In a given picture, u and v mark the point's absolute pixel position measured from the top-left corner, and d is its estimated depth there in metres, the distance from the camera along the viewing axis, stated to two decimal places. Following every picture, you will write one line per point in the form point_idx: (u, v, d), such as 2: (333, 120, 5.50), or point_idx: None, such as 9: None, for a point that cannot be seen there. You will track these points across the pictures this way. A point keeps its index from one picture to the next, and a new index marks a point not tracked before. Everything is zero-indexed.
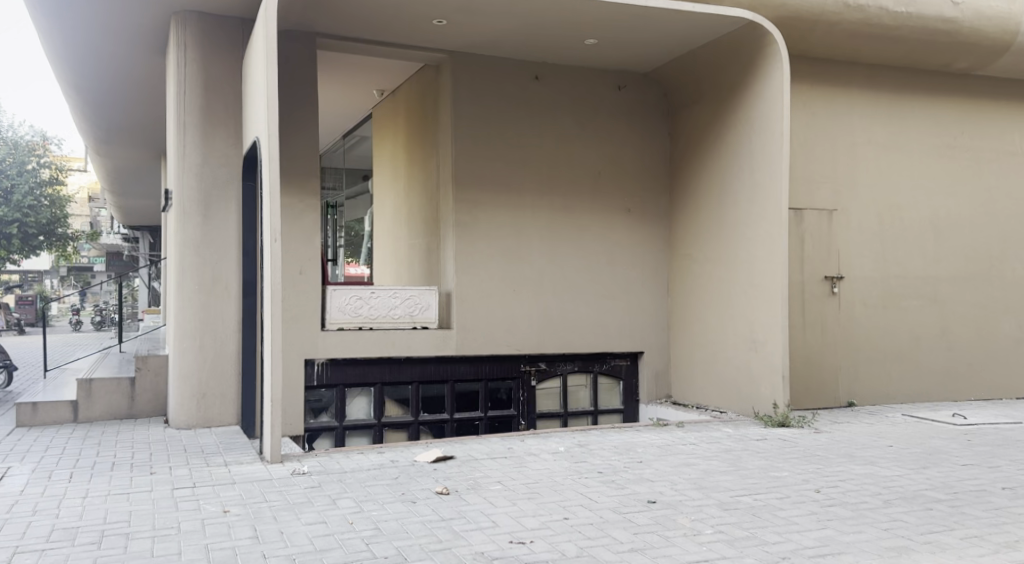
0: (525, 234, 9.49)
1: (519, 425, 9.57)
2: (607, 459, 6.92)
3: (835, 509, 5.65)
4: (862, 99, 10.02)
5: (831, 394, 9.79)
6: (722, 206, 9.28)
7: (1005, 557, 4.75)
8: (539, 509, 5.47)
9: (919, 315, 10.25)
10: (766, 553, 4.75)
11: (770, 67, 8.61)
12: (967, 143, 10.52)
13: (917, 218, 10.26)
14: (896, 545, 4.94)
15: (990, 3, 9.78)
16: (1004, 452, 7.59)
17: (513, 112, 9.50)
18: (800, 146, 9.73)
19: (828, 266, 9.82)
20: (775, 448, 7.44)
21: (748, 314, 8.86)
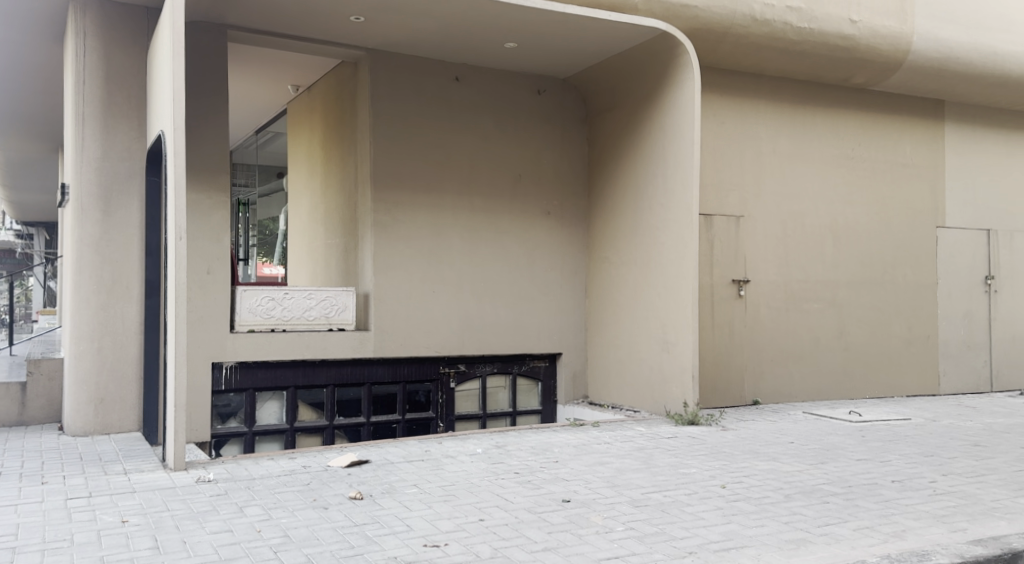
0: (445, 235, 9.42)
1: (438, 427, 9.47)
2: (524, 460, 6.92)
3: (740, 503, 5.81)
4: (767, 109, 10.38)
5: (737, 392, 10.08)
6: (637, 209, 9.43)
7: (894, 546, 4.99)
8: (455, 511, 5.42)
9: (819, 317, 10.67)
10: (673, 548, 4.84)
11: (684, 75, 8.80)
12: (863, 154, 11.03)
13: (817, 225, 10.69)
14: (795, 537, 5.11)
15: (884, 22, 10.26)
16: (894, 446, 7.99)
17: (433, 112, 9.41)
18: (710, 153, 10.00)
19: (736, 269, 10.12)
20: (684, 445, 7.63)
21: (662, 316, 9.02)
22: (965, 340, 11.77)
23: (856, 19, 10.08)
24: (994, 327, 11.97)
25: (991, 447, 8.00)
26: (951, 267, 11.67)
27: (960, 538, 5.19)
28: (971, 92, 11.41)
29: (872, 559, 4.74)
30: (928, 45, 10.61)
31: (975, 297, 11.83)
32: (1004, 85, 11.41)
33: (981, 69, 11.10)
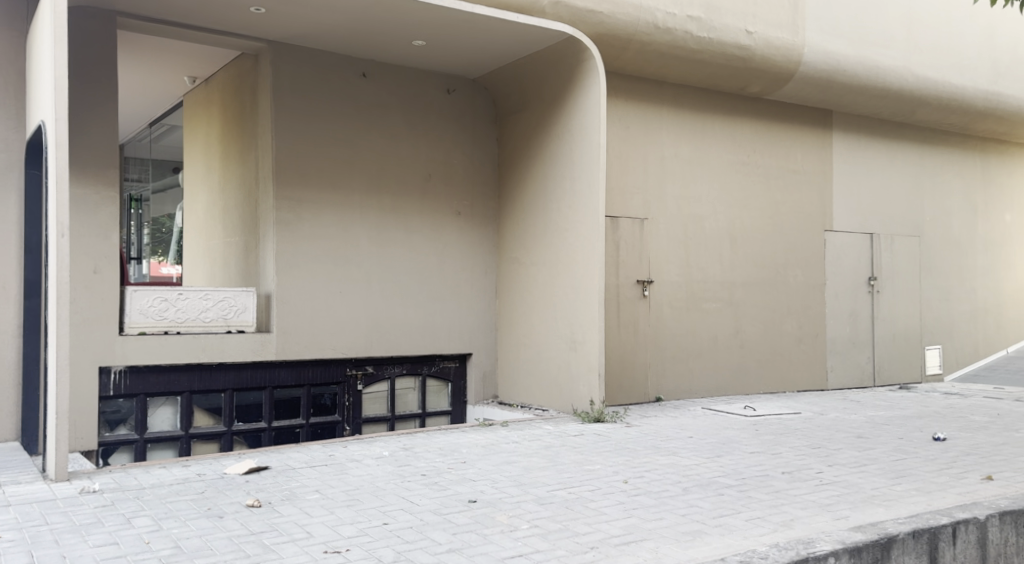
0: (352, 234, 9.23)
1: (344, 431, 9.27)
2: (431, 461, 6.83)
3: (641, 497, 5.89)
4: (669, 114, 10.58)
5: (641, 390, 10.24)
6: (545, 210, 9.45)
7: (783, 535, 5.14)
8: (358, 516, 5.29)
9: (718, 316, 10.95)
10: (575, 544, 4.86)
11: (590, 77, 8.88)
12: (760, 161, 11.39)
13: (716, 227, 10.97)
14: (691, 529, 5.20)
15: (778, 35, 10.62)
16: (785, 438, 8.27)
17: (338, 109, 9.20)
18: (616, 156, 10.12)
19: (640, 270, 10.28)
20: (589, 442, 7.68)
21: (569, 315, 9.08)
22: (851, 337, 12.30)
23: (752, 31, 10.39)
24: (877, 325, 12.55)
25: (874, 438, 8.38)
26: (838, 268, 12.18)
27: (844, 525, 5.40)
28: (858, 104, 11.93)
29: (762, 548, 4.87)
30: (819, 57, 11.04)
31: (860, 296, 12.37)
32: (887, 97, 11.98)
33: (867, 82, 11.62)
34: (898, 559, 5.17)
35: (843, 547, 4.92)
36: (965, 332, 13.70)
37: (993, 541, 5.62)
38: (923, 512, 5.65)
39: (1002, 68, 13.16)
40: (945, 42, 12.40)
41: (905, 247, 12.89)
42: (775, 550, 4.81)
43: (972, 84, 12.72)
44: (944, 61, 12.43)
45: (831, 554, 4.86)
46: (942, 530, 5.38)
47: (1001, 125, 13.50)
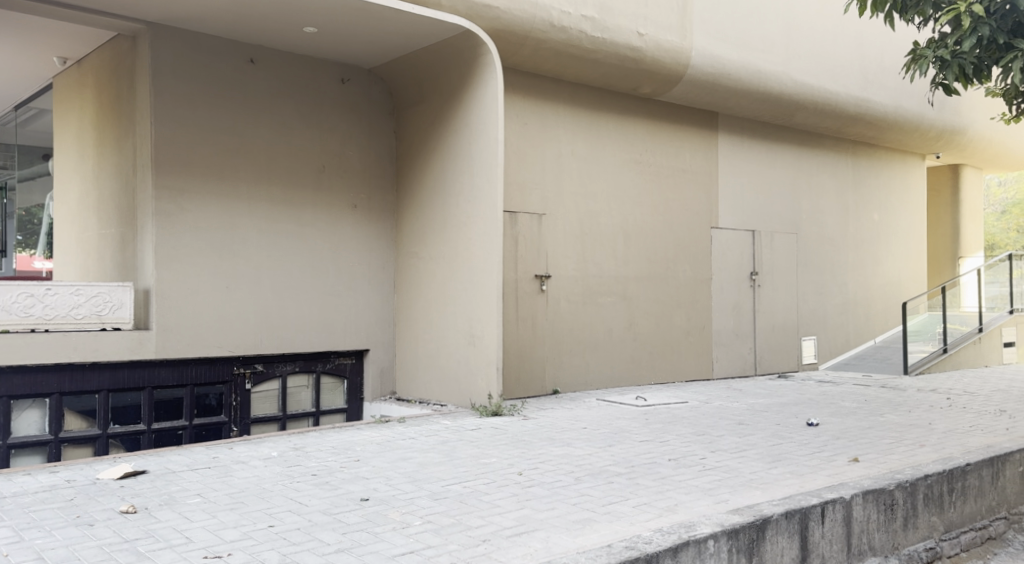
0: (241, 226, 8.95)
1: (231, 432, 9.00)
2: (323, 460, 6.69)
3: (534, 489, 5.93)
4: (564, 111, 10.69)
5: (538, 383, 10.32)
6: (443, 204, 9.40)
7: (667, 520, 5.30)
8: (242, 519, 5.13)
9: (612, 310, 11.15)
10: (467, 538, 4.86)
11: (487, 72, 8.89)
12: (651, 159, 11.65)
13: (611, 223, 11.16)
14: (581, 517, 5.29)
15: (668, 37, 10.88)
16: (673, 427, 8.50)
17: (225, 96, 8.88)
18: (513, 151, 10.15)
19: (538, 264, 10.36)
20: (485, 436, 7.67)
21: (467, 310, 9.07)
22: (736, 329, 12.76)
23: (643, 32, 10.61)
24: (759, 317, 13.08)
25: (754, 425, 8.71)
26: (723, 262, 12.60)
27: (723, 508, 5.60)
28: (743, 106, 12.36)
29: (646, 533, 5.01)
30: (706, 60, 11.37)
31: (743, 290, 12.85)
32: (770, 101, 12.46)
33: (750, 85, 12.05)
34: (773, 538, 5.39)
35: (722, 529, 5.10)
36: (838, 323, 14.43)
37: (860, 519, 5.93)
38: (796, 494, 5.91)
39: (872, 75, 13.91)
40: (821, 49, 13.00)
41: (784, 243, 13.47)
42: (659, 535, 4.94)
43: (845, 90, 13.39)
44: (821, 68, 13.03)
45: (710, 537, 5.03)
46: (812, 510, 5.64)
47: (870, 129, 14.26)
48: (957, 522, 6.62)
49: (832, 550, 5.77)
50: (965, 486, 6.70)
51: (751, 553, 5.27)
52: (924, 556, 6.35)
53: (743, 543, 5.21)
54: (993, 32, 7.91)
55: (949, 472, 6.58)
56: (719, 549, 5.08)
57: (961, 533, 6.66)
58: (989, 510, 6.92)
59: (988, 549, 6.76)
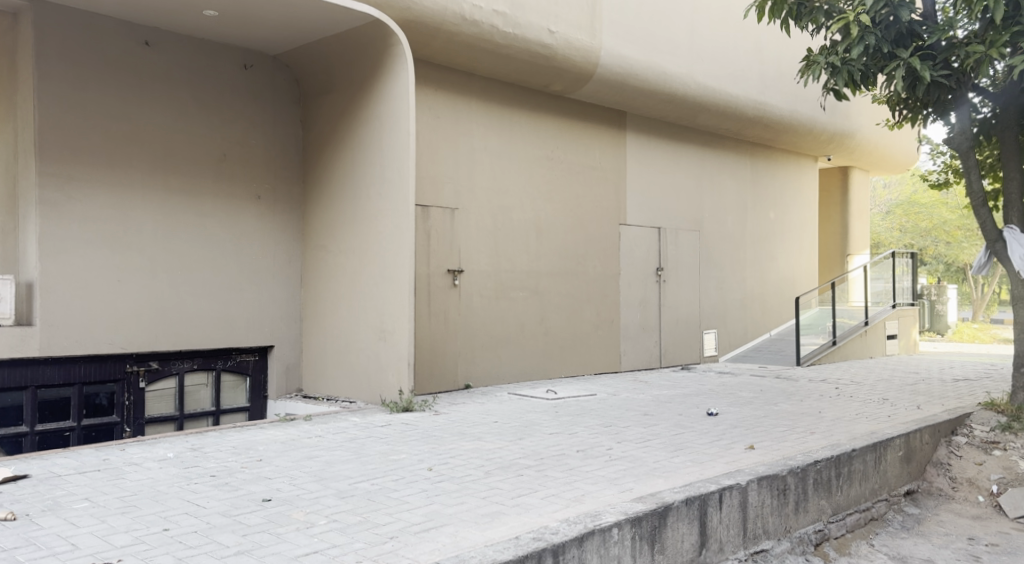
0: (134, 216, 8.67)
1: (124, 433, 8.74)
2: (223, 461, 6.56)
3: (445, 484, 5.96)
4: (476, 106, 10.74)
5: (449, 377, 10.35)
6: (352, 197, 9.33)
7: (574, 510, 5.44)
8: (134, 523, 5.01)
9: (523, 305, 11.27)
10: (374, 535, 4.88)
11: (398, 62, 8.88)
12: (561, 156, 11.81)
13: (522, 218, 11.26)
14: (491, 511, 5.37)
15: (578, 36, 11.05)
16: (582, 419, 8.66)
17: (117, 78, 8.58)
18: (424, 145, 10.15)
19: (450, 260, 10.38)
20: (395, 432, 7.65)
21: (376, 304, 9.03)
22: (642, 324, 13.07)
23: (554, 30, 10.76)
24: (664, 312, 13.43)
25: (658, 416, 8.97)
26: (630, 259, 12.88)
27: (628, 497, 5.77)
28: (650, 106, 12.66)
29: (554, 524, 5.13)
30: (614, 60, 11.61)
31: (650, 285, 13.18)
32: (675, 101, 12.80)
33: (657, 86, 12.36)
34: (673, 525, 5.59)
35: (626, 517, 5.27)
36: (737, 317, 14.94)
37: (755, 504, 6.20)
38: (696, 481, 6.14)
39: (770, 80, 14.47)
40: (723, 53, 13.45)
41: (688, 240, 13.87)
42: (565, 525, 5.07)
43: (745, 93, 13.88)
44: (723, 71, 13.47)
45: (615, 525, 5.19)
46: (710, 496, 5.87)
47: (768, 132, 14.81)
48: (843, 505, 6.99)
49: (729, 535, 6.02)
50: (851, 470, 7.08)
51: (652, 540, 5.45)
52: (814, 538, 6.71)
53: (645, 530, 5.39)
54: (878, 41, 8.30)
55: (837, 457, 6.94)
56: (623, 536, 5.24)
57: (847, 515, 7.03)
58: (873, 492, 7.32)
59: (871, 529, 7.19)
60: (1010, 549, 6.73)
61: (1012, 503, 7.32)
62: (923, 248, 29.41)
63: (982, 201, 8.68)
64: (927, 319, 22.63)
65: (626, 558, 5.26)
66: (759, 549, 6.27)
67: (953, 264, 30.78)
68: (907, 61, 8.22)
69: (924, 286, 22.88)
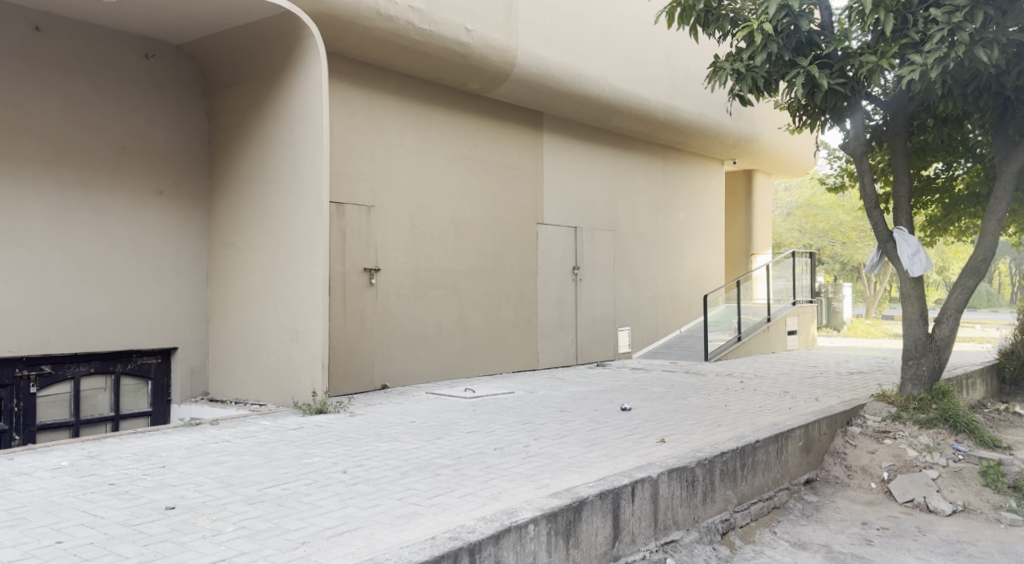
0: (26, 211, 8.35)
1: (13, 441, 8.43)
2: (122, 468, 6.42)
3: (360, 486, 5.98)
4: (393, 103, 10.76)
5: (366, 378, 10.31)
6: (262, 192, 9.24)
7: (490, 508, 5.56)
8: (24, 537, 4.90)
9: (442, 304, 11.33)
10: (284, 541, 4.89)
11: (309, 57, 8.86)
12: (478, 154, 11.92)
13: (440, 217, 11.32)
14: (407, 512, 5.43)
15: (494, 35, 11.16)
16: (499, 417, 8.78)
17: (7, 65, 8.24)
18: (339, 142, 10.10)
19: (366, 258, 10.36)
20: (308, 435, 7.59)
21: (288, 304, 8.96)
22: (559, 322, 13.30)
23: (470, 28, 10.83)
24: (580, 310, 13.69)
25: (574, 412, 9.16)
26: (548, 257, 13.08)
27: (544, 493, 5.92)
28: (566, 107, 12.89)
29: (470, 522, 5.24)
30: (531, 60, 11.76)
31: (566, 283, 13.42)
32: (591, 103, 13.06)
33: (572, 87, 12.57)
34: (588, 519, 5.76)
35: (541, 513, 5.42)
36: (650, 315, 15.34)
37: (665, 496, 6.43)
38: (609, 475, 6.33)
39: (680, 84, 14.89)
40: (634, 57, 13.77)
41: (602, 240, 14.16)
42: (482, 523, 5.18)
43: (656, 97, 14.25)
44: (635, 75, 13.80)
45: (530, 521, 5.33)
46: (623, 490, 6.07)
47: (678, 135, 15.23)
48: (748, 494, 7.31)
49: (640, 527, 6.22)
50: (755, 460, 7.41)
51: (567, 534, 5.61)
52: (720, 527, 6.98)
53: (560, 525, 5.54)
54: (780, 50, 8.64)
55: (742, 448, 7.26)
56: (539, 532, 5.39)
57: (752, 504, 7.34)
58: (775, 481, 7.67)
59: (773, 517, 7.52)
60: (899, 532, 7.16)
61: (901, 488, 7.85)
62: (821, 248, 30.51)
63: (874, 204, 9.16)
64: (823, 315, 23.99)
65: (541, 553, 5.40)
66: (669, 539, 6.49)
67: (848, 263, 32.12)
68: (806, 69, 8.61)
69: (821, 285, 24.36)
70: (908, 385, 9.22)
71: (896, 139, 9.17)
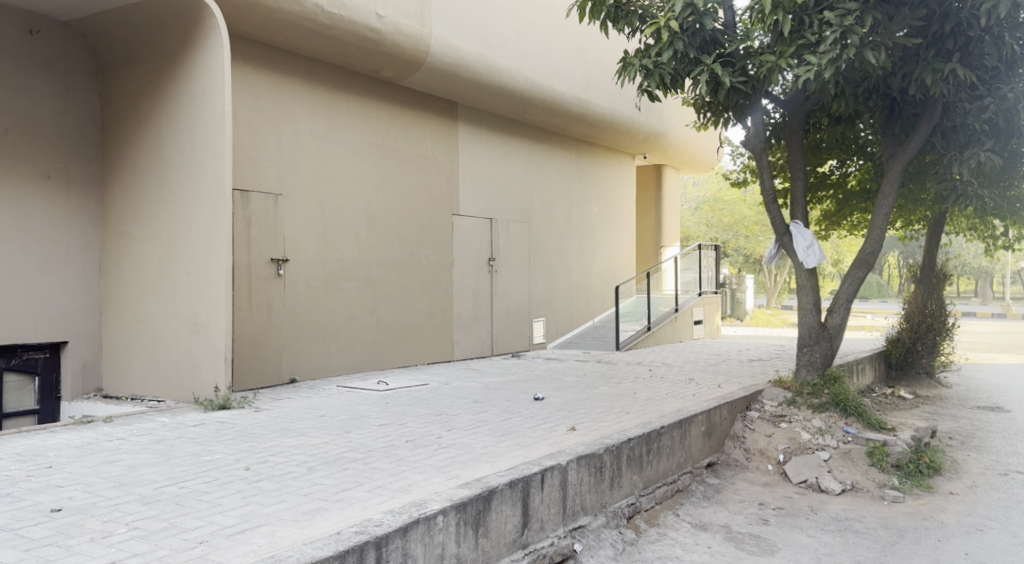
0: None
1: None
2: (5, 470, 6.18)
3: (263, 482, 5.93)
4: (301, 89, 10.60)
5: (274, 371, 10.16)
6: (161, 179, 8.99)
7: (399, 501, 5.59)
8: None
9: (354, 295, 11.25)
10: (181, 541, 4.82)
11: (210, 38, 8.68)
12: (392, 144, 11.85)
13: (353, 207, 11.23)
14: (311, 507, 5.42)
15: (407, 22, 11.09)
16: (411, 410, 8.80)
17: None
18: (244, 128, 9.90)
19: (274, 249, 10.19)
20: (209, 431, 7.46)
21: (190, 295, 8.76)
22: (473, 313, 13.34)
23: (382, 14, 10.74)
24: (495, 301, 13.78)
25: (488, 403, 9.25)
26: (463, 249, 13.12)
27: (453, 484, 5.98)
28: (480, 98, 12.93)
29: (378, 516, 5.26)
30: (444, 49, 11.74)
31: (481, 275, 13.48)
32: (505, 94, 13.13)
33: (486, 78, 12.62)
34: (497, 508, 5.84)
35: (451, 504, 5.47)
36: (563, 307, 15.55)
37: (573, 484, 6.57)
38: (519, 464, 6.43)
39: (592, 78, 15.10)
40: (548, 49, 13.90)
41: (517, 231, 14.28)
42: (389, 516, 5.21)
43: (569, 90, 14.41)
44: (548, 67, 13.92)
45: (439, 513, 5.38)
46: (532, 478, 6.18)
47: (590, 128, 15.46)
48: (653, 479, 7.51)
49: (550, 514, 6.32)
50: (660, 446, 7.64)
51: (476, 524, 5.68)
52: (627, 511, 7.15)
53: (470, 515, 5.61)
54: (686, 47, 8.87)
55: (647, 435, 7.48)
56: (448, 523, 5.44)
57: (656, 488, 7.56)
58: (678, 465, 7.92)
59: (677, 500, 7.76)
60: (793, 511, 7.49)
61: (796, 469, 8.20)
62: (725, 242, 31.47)
63: (772, 199, 9.51)
64: (725, 306, 24.77)
65: (450, 544, 5.46)
66: (578, 525, 6.61)
67: (750, 256, 33.20)
68: (710, 66, 8.85)
69: (725, 277, 25.09)
70: (802, 371, 9.63)
71: (793, 136, 9.53)
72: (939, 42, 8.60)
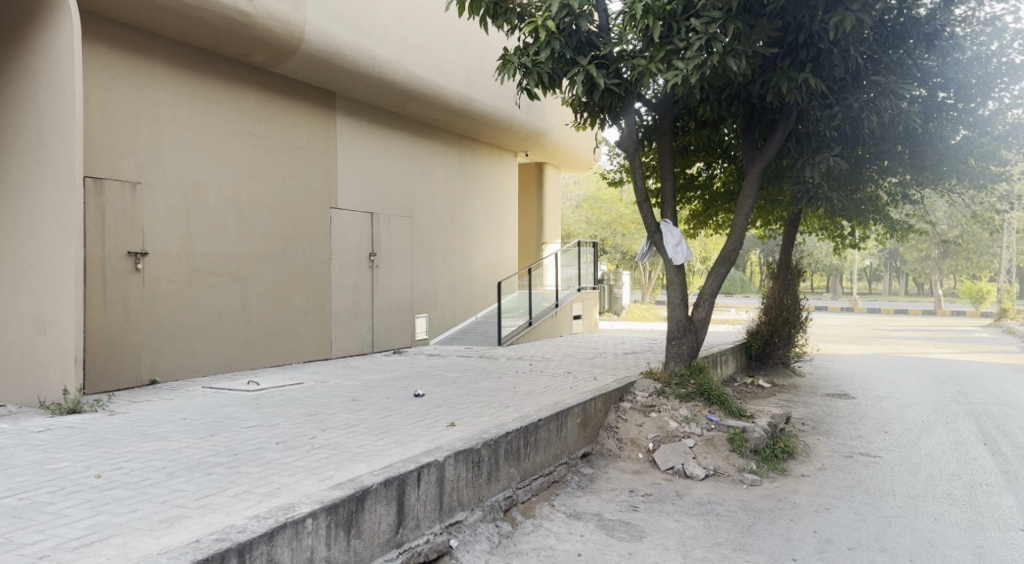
0: None
1: None
2: None
3: (115, 491, 5.64)
4: (164, 74, 10.15)
5: (132, 371, 9.70)
6: (5, 164, 8.44)
7: (265, 505, 5.44)
8: None
9: (221, 290, 10.87)
10: (18, 557, 4.56)
11: (59, 16, 8.18)
12: (263, 132, 11.51)
13: (219, 199, 10.83)
14: (169, 515, 5.21)
15: (280, 7, 10.79)
16: (283, 410, 8.57)
17: None
18: (99, 112, 9.41)
19: (131, 241, 9.71)
20: (56, 438, 7.05)
21: (36, 292, 8.25)
22: (353, 310, 13.12)
23: None
24: (375, 297, 13.61)
25: (365, 401, 9.13)
26: (342, 244, 12.89)
27: (325, 485, 5.86)
28: (358, 89, 12.73)
29: (243, 521, 5.10)
30: (320, 37, 11.47)
31: (362, 270, 13.28)
32: (384, 86, 12.97)
33: (364, 68, 12.42)
34: (370, 508, 5.75)
35: (320, 506, 5.36)
36: (445, 303, 15.50)
37: (449, 479, 6.54)
38: (395, 462, 6.37)
39: (474, 74, 15.12)
40: (429, 42, 13.82)
41: (399, 227, 14.14)
42: (254, 521, 5.06)
43: (451, 85, 14.36)
44: (429, 61, 13.84)
45: (308, 516, 5.26)
46: (408, 476, 6.12)
47: (472, 124, 15.48)
48: (529, 471, 7.59)
49: (425, 511, 6.27)
50: (537, 439, 7.72)
51: (349, 526, 5.58)
52: (503, 504, 7.18)
53: (341, 517, 5.51)
54: (562, 47, 8.98)
55: (524, 428, 7.54)
56: (317, 526, 5.33)
57: (533, 481, 7.63)
58: (555, 457, 8.03)
59: (552, 491, 7.86)
60: (660, 497, 7.72)
61: (664, 457, 8.44)
62: (603, 239, 32.20)
63: (644, 197, 9.76)
64: (604, 301, 25.27)
65: (320, 547, 5.35)
66: (454, 520, 6.59)
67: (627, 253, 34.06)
68: (586, 67, 8.97)
69: (604, 273, 25.76)
70: (671, 363, 9.96)
71: (663, 138, 9.79)
72: (792, 52, 9.02)
